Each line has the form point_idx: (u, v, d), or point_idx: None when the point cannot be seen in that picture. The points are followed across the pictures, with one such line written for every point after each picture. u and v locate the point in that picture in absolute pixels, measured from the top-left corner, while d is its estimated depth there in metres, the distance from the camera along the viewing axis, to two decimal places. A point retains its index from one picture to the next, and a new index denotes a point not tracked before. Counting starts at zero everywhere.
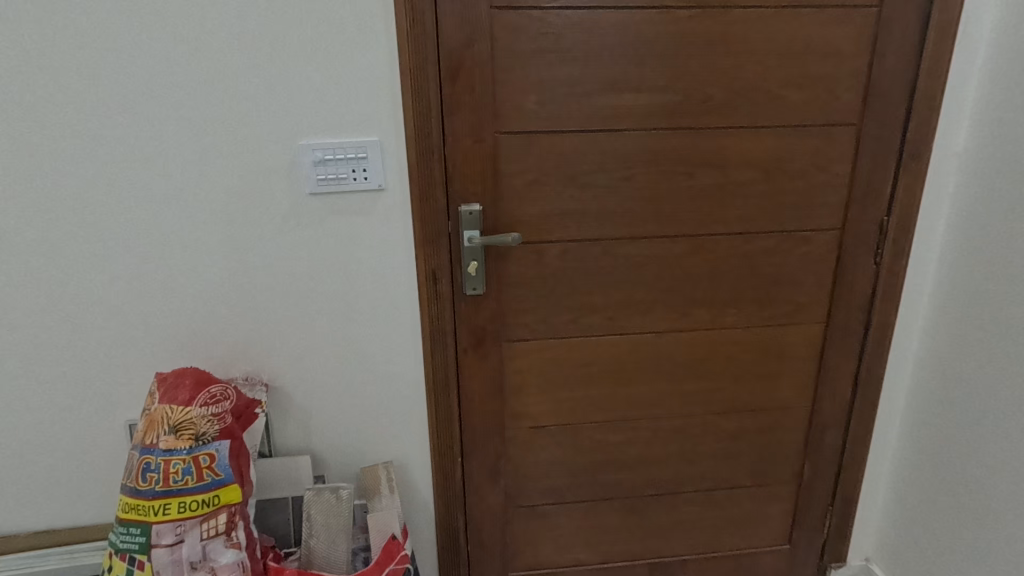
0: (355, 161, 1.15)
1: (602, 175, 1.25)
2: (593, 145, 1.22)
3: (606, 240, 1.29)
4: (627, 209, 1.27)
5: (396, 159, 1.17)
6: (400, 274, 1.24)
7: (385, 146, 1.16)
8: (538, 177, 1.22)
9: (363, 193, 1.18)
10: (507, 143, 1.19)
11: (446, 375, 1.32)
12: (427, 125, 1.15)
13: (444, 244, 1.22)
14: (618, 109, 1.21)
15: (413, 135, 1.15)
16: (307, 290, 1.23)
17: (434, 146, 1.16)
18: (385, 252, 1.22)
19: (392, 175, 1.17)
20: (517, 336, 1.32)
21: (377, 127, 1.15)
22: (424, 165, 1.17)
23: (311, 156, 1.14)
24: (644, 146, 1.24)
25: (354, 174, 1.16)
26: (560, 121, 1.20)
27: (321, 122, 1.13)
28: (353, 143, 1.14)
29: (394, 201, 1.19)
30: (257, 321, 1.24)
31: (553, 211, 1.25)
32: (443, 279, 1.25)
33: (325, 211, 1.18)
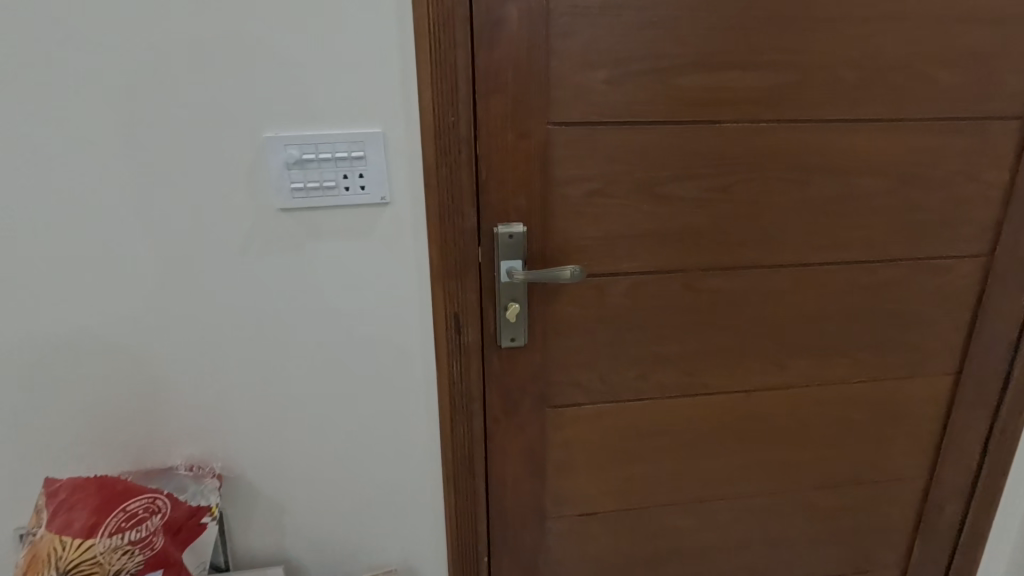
0: (347, 165, 0.79)
1: (690, 182, 0.90)
2: (681, 141, 0.88)
3: (689, 271, 0.95)
4: (719, 231, 0.94)
5: (406, 161, 0.81)
6: (409, 321, 0.89)
7: (390, 143, 0.80)
8: (604, 185, 0.88)
9: (357, 210, 0.82)
10: (564, 138, 0.84)
11: (470, 455, 0.97)
12: (452, 111, 0.79)
13: (471, 280, 0.87)
14: (717, 92, 0.87)
15: (431, 126, 0.79)
16: (278, 345, 0.87)
17: (461, 141, 0.81)
18: (387, 292, 0.87)
19: (400, 183, 0.82)
20: (566, 400, 0.98)
21: (379, 115, 0.79)
22: (447, 168, 0.81)
23: (281, 157, 0.78)
24: (748, 144, 0.90)
25: (345, 181, 0.80)
26: (638, 107, 0.85)
27: (296, 106, 0.77)
28: (344, 138, 0.78)
29: (402, 221, 0.84)
30: (207, 389, 0.88)
31: (623, 232, 0.90)
32: (471, 327, 0.90)
33: (303, 236, 0.82)
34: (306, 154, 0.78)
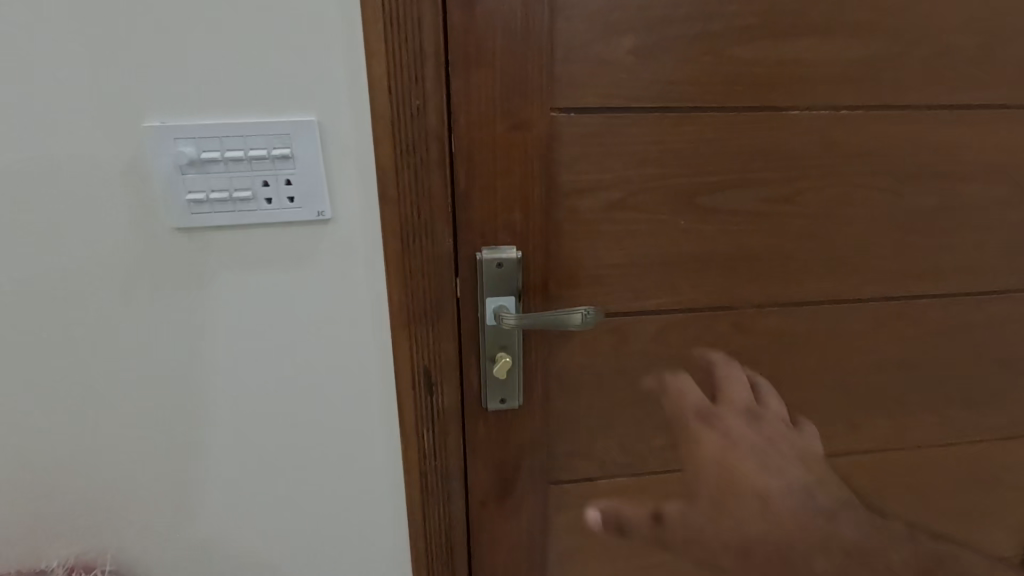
0: (268, 168, 0.56)
1: (745, 192, 0.67)
2: (735, 135, 0.64)
3: (740, 308, 0.71)
4: (781, 255, 0.70)
5: (353, 163, 0.58)
6: (363, 381, 0.66)
7: (330, 138, 0.56)
8: (629, 196, 0.64)
9: (287, 232, 0.59)
10: (575, 131, 0.61)
11: (449, 547, 0.74)
12: (418, 91, 0.56)
13: (447, 323, 0.65)
14: (787, 68, 0.63)
15: (387, 112, 0.56)
16: (184, 416, 0.64)
17: (431, 134, 0.58)
18: (333, 343, 0.64)
19: (345, 192, 0.58)
20: (574, 473, 0.75)
21: (311, 97, 0.55)
22: (411, 172, 0.58)
23: (171, 156, 0.54)
24: (825, 139, 0.66)
25: (266, 190, 0.56)
26: (678, 88, 0.62)
27: (191, 83, 0.53)
28: (262, 130, 0.55)
29: (351, 246, 0.60)
30: (86, 476, 0.65)
31: (653, 259, 0.67)
32: (447, 385, 0.67)
33: (211, 267, 0.59)
34: (207, 152, 0.54)
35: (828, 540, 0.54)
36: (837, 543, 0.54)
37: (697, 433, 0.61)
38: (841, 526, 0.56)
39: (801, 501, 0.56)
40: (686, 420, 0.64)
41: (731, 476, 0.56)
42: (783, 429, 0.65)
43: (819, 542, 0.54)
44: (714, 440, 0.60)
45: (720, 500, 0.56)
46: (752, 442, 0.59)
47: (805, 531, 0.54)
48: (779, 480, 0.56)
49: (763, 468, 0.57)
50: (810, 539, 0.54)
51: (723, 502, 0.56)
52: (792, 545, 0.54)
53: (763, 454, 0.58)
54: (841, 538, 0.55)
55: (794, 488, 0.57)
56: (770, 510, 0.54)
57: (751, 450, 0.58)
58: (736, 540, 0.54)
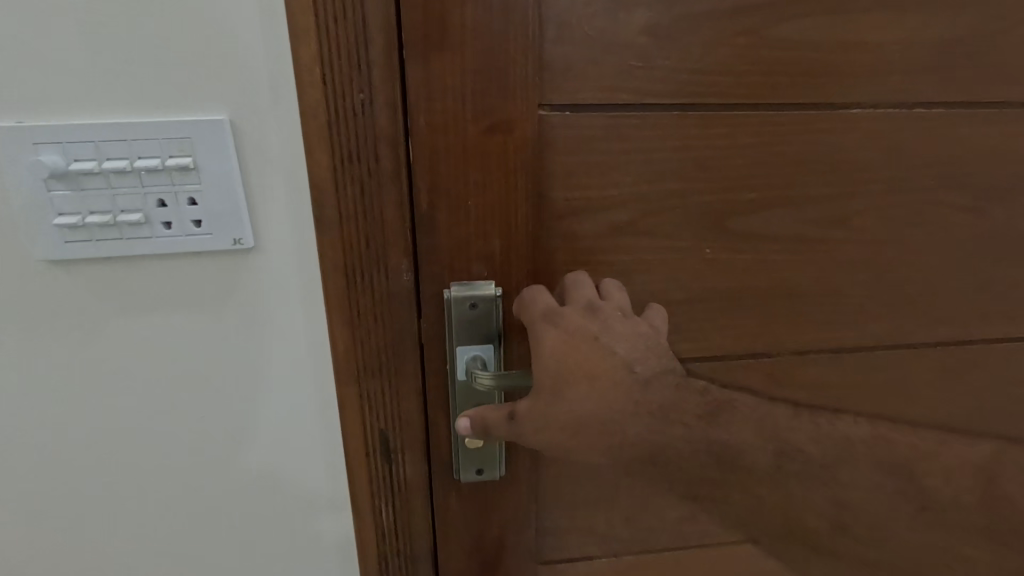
0: (164, 183, 0.42)
1: (789, 213, 0.52)
2: (778, 140, 0.50)
3: (776, 355, 0.57)
4: (829, 289, 0.56)
5: (278, 174, 0.44)
6: (305, 445, 0.53)
7: (247, 144, 0.43)
8: (640, 218, 0.50)
9: (196, 265, 0.45)
10: (572, 134, 0.47)
11: None
12: (362, 81, 0.42)
13: (407, 377, 0.51)
14: (852, 54, 0.48)
15: (318, 109, 0.42)
16: (74, 496, 0.51)
17: (379, 139, 0.44)
18: (264, 401, 0.50)
19: (270, 212, 0.45)
20: (568, 549, 0.62)
21: (219, 88, 0.42)
22: (355, 188, 0.44)
23: (31, 167, 0.41)
24: (894, 146, 0.52)
25: (162, 210, 0.43)
26: (709, 80, 0.47)
27: (55, 70, 0.40)
28: (153, 133, 0.41)
29: (282, 280, 0.47)
30: None
31: (669, 296, 0.53)
32: (409, 452, 0.54)
33: (101, 310, 0.46)
34: (79, 162, 0.41)
35: (663, 424, 0.46)
36: (673, 426, 0.46)
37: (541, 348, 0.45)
38: (668, 399, 0.46)
39: (632, 387, 0.46)
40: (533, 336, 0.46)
41: (576, 369, 0.45)
42: (632, 318, 0.48)
43: (649, 421, 0.46)
44: (562, 350, 0.45)
45: (569, 395, 0.45)
46: (598, 345, 0.45)
47: (634, 412, 0.46)
48: (617, 371, 0.45)
49: (609, 350, 0.46)
50: (645, 416, 0.46)
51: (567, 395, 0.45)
52: (629, 429, 0.46)
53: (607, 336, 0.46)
54: (678, 418, 0.46)
55: (631, 378, 0.46)
56: (602, 398, 0.45)
57: (597, 338, 0.45)
58: (575, 430, 0.46)
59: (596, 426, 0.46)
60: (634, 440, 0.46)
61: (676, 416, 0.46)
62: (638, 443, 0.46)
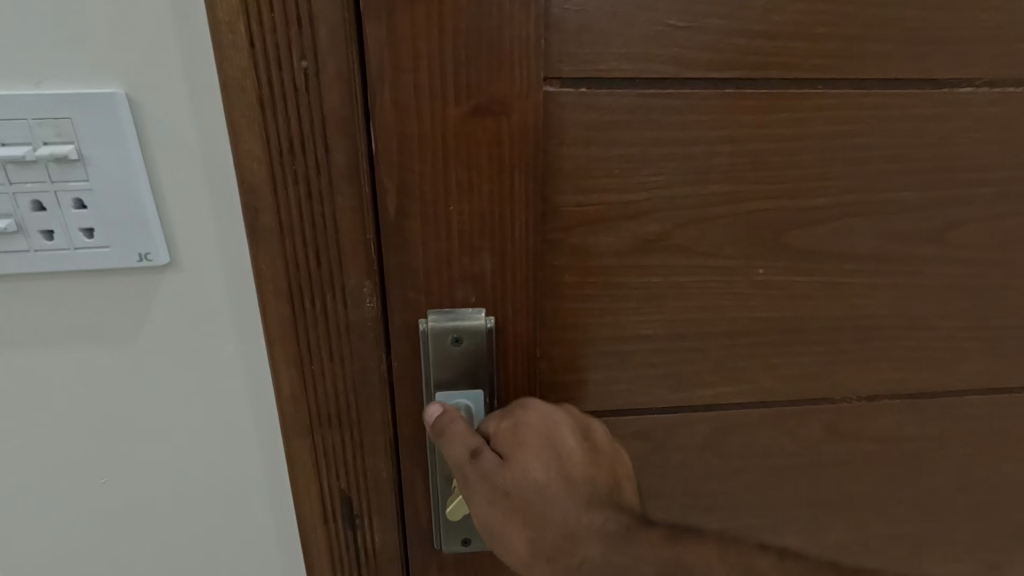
0: (38, 178, 0.31)
1: (869, 225, 0.40)
2: (860, 128, 0.38)
3: (839, 401, 0.46)
4: (911, 320, 0.44)
5: (195, 168, 0.33)
6: (246, 514, 0.41)
7: (149, 126, 0.32)
8: (675, 229, 0.38)
9: (92, 286, 0.34)
10: (589, 119, 0.35)
11: None
12: (302, 41, 0.30)
13: (373, 429, 0.39)
14: (966, 14, 0.36)
15: (243, 80, 0.30)
16: None
17: (328, 123, 0.32)
18: (191, 459, 0.39)
19: (184, 218, 0.33)
20: None
21: (107, 50, 0.30)
22: (299, 187, 0.33)
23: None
24: (1008, 139, 0.40)
25: (38, 215, 0.32)
26: (775, 48, 0.35)
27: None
28: (18, 111, 0.30)
29: (205, 309, 0.36)
30: None
31: (709, 329, 0.41)
32: (378, 518, 0.42)
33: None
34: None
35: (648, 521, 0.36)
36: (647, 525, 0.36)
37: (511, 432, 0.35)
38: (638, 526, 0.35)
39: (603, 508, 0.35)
40: (503, 423, 0.36)
41: (541, 454, 0.35)
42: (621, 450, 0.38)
43: (613, 542, 0.34)
44: (540, 433, 0.35)
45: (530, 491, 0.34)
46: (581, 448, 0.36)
47: (596, 528, 0.35)
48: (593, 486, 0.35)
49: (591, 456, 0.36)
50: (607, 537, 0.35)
51: (528, 463, 0.35)
52: (586, 546, 0.35)
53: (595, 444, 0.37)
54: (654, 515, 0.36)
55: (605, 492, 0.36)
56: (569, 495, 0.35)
57: (583, 433, 0.36)
58: (527, 520, 0.34)
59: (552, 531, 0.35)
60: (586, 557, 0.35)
61: (652, 535, 0.35)
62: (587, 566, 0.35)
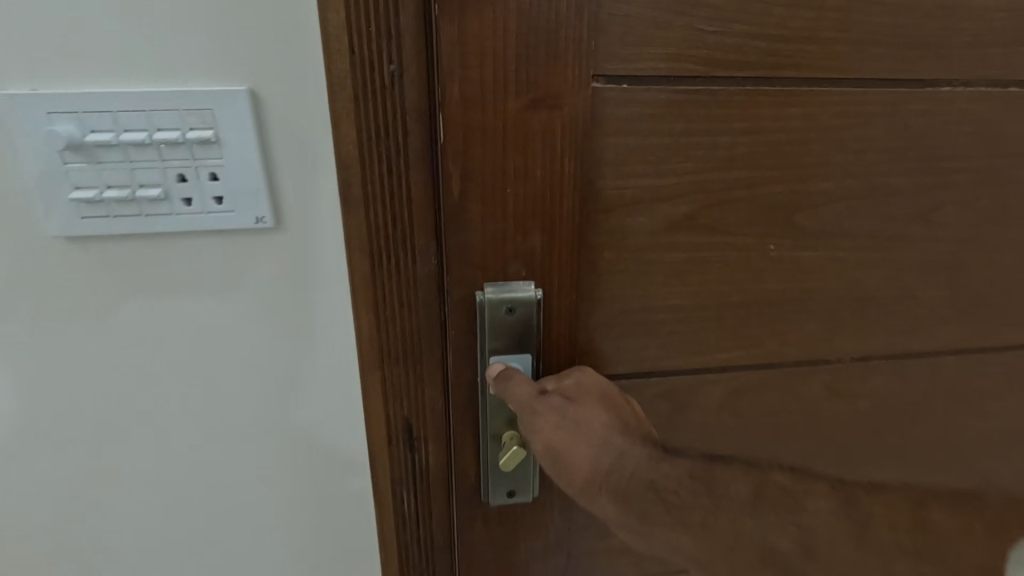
0: (183, 156, 0.36)
1: (865, 207, 0.46)
2: (859, 121, 0.43)
3: (836, 364, 0.52)
4: (900, 292, 0.50)
5: (305, 145, 0.37)
6: (326, 458, 0.47)
7: (269, 107, 0.36)
8: (699, 212, 0.44)
9: (213, 250, 0.39)
10: (630, 112, 0.40)
11: None
12: (389, 43, 0.35)
13: (434, 371, 0.44)
14: (950, 23, 0.42)
15: (343, 77, 0.35)
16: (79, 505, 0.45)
17: (409, 113, 0.37)
18: (283, 405, 0.44)
19: (296, 190, 0.38)
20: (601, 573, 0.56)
21: (243, 45, 0.35)
22: (381, 166, 0.37)
23: (43, 139, 0.35)
24: (983, 132, 0.45)
25: (181, 186, 0.37)
26: (790, 51, 0.40)
27: (55, 28, 0.34)
28: (171, 101, 0.35)
29: (305, 271, 0.40)
30: None
31: (726, 300, 0.47)
32: (431, 467, 0.47)
33: (102, 299, 0.40)
34: (96, 133, 0.35)
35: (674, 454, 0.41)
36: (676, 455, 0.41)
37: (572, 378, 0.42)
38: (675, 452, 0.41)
39: (647, 437, 0.41)
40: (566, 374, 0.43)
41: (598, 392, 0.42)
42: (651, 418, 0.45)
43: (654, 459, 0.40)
44: (596, 379, 0.43)
45: (591, 417, 0.40)
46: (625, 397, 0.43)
47: (642, 451, 0.40)
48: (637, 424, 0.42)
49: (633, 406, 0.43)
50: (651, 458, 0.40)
51: (587, 398, 0.41)
52: (634, 463, 0.39)
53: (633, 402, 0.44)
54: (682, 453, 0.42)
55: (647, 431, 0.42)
56: (619, 426, 0.40)
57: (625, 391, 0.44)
58: (585, 444, 0.40)
59: (605, 456, 0.40)
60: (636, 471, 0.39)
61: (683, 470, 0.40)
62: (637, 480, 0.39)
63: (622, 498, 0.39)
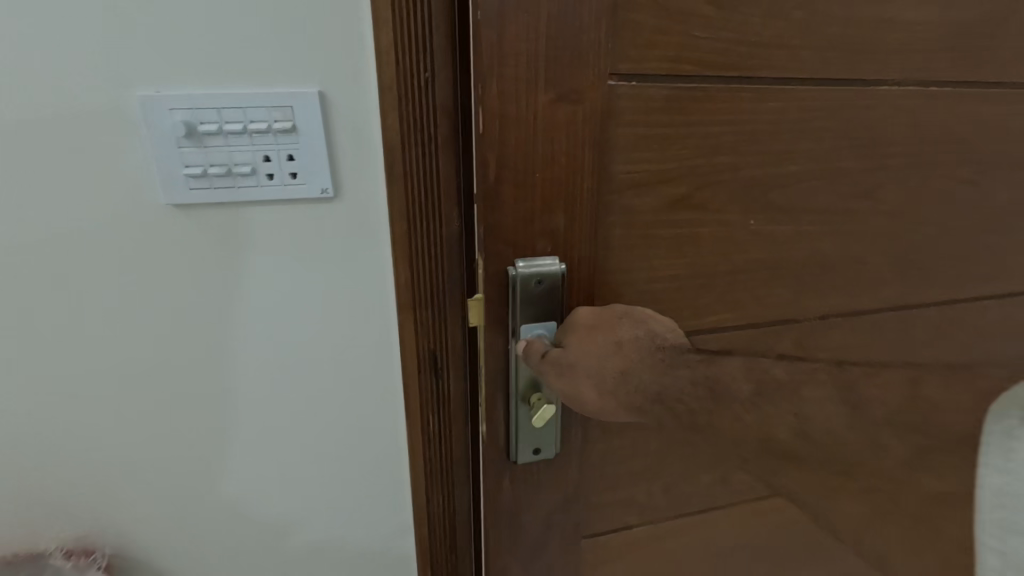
0: (270, 142, 0.54)
1: (821, 187, 0.55)
2: (817, 114, 0.52)
3: (803, 324, 0.60)
4: (850, 260, 0.59)
5: (357, 139, 0.56)
6: (368, 371, 0.65)
7: (334, 115, 0.55)
8: (695, 192, 0.51)
9: (288, 210, 0.57)
10: (637, 105, 0.46)
11: (453, 557, 0.70)
12: (426, 56, 0.50)
13: (454, 307, 0.58)
14: (885, 33, 0.51)
15: (393, 84, 0.52)
16: (181, 402, 0.62)
17: (440, 109, 0.51)
18: (336, 327, 0.62)
19: (347, 167, 0.56)
20: (610, 522, 0.63)
21: (315, 64, 0.53)
22: (415, 146, 0.53)
23: (168, 127, 0.52)
24: (912, 123, 0.55)
25: (264, 164, 0.55)
26: (763, 56, 0.48)
27: (183, 54, 0.51)
28: (263, 102, 0.53)
29: (353, 225, 0.58)
30: (89, 463, 0.63)
31: (714, 269, 0.54)
32: (453, 377, 0.61)
33: (208, 245, 0.57)
34: (204, 124, 0.53)
35: (671, 366, 0.50)
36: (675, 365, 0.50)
37: (573, 326, 0.49)
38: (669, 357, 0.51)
39: (646, 351, 0.51)
40: (568, 321, 0.49)
41: (597, 335, 0.49)
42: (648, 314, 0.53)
43: (655, 371, 0.50)
44: (592, 321, 0.50)
45: (597, 358, 0.49)
46: (619, 320, 0.51)
47: (643, 366, 0.50)
48: (635, 344, 0.51)
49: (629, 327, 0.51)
50: (654, 370, 0.50)
51: (587, 348, 0.49)
52: (640, 378, 0.50)
53: (626, 316, 0.51)
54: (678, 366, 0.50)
55: (646, 344, 0.51)
56: (618, 356, 0.50)
57: (619, 313, 0.51)
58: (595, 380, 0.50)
59: (614, 379, 0.51)
60: (643, 386, 0.50)
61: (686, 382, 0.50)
62: (646, 390, 0.51)
63: (632, 402, 0.51)
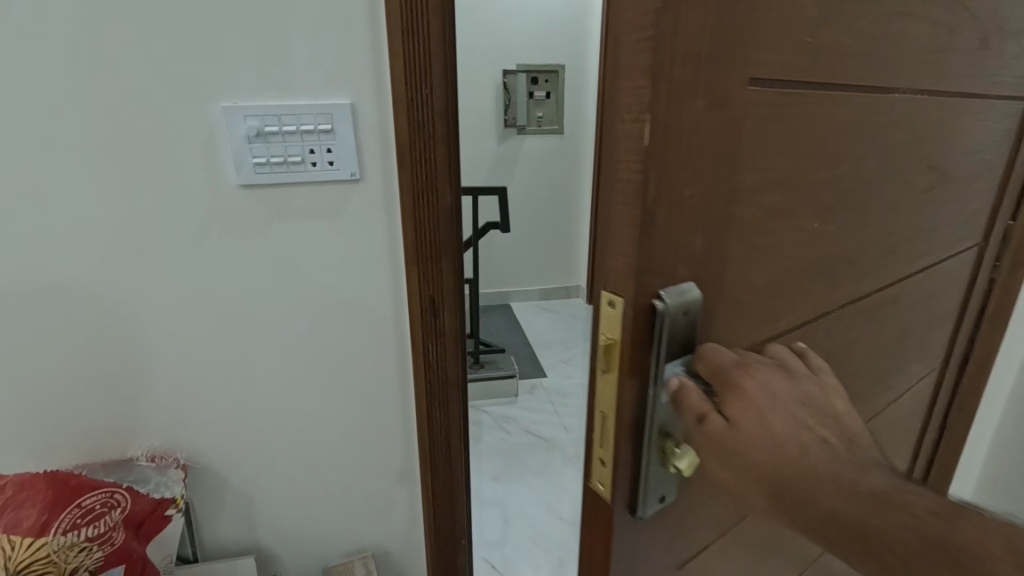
0: (311, 139, 0.85)
1: (853, 187, 0.59)
2: (859, 120, 0.55)
3: (829, 315, 0.65)
4: (862, 250, 0.65)
5: (379, 143, 0.88)
6: (382, 302, 0.98)
7: (362, 125, 0.87)
8: (785, 198, 0.50)
9: (327, 187, 0.88)
10: (759, 113, 0.43)
11: (446, 436, 1.08)
12: (430, 93, 0.85)
13: (448, 255, 0.96)
14: (900, 47, 0.56)
15: (403, 100, 0.85)
16: (251, 324, 0.93)
17: (438, 133, 0.88)
18: (362, 270, 0.95)
19: (371, 160, 0.89)
20: (696, 550, 0.59)
21: (349, 91, 0.85)
22: (417, 152, 0.88)
23: (242, 128, 0.81)
24: (902, 127, 0.62)
25: (312, 156, 0.86)
26: (836, 63, 0.49)
27: (259, 86, 0.81)
28: (309, 112, 0.84)
29: (372, 197, 0.91)
30: (193, 368, 0.94)
31: (788, 274, 0.54)
32: (443, 302, 0.98)
33: (276, 216, 0.88)
34: (267, 127, 0.82)
35: (889, 501, 0.36)
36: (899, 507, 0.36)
37: (739, 402, 0.41)
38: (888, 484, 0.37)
39: (848, 469, 0.38)
40: (724, 390, 0.42)
41: (767, 420, 0.40)
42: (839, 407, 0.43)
43: (865, 505, 0.37)
44: (765, 402, 0.41)
45: (766, 451, 0.40)
46: (799, 409, 0.41)
47: (847, 489, 0.38)
48: (828, 450, 0.39)
49: (812, 419, 0.41)
50: (859, 498, 0.37)
51: (751, 426, 0.40)
52: (836, 500, 0.38)
53: (808, 405, 0.42)
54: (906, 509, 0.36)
55: (841, 452, 0.39)
56: (798, 453, 0.39)
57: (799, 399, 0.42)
58: (758, 473, 0.40)
59: (791, 487, 0.39)
60: (840, 516, 0.37)
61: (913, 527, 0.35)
62: (842, 522, 0.37)
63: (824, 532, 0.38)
